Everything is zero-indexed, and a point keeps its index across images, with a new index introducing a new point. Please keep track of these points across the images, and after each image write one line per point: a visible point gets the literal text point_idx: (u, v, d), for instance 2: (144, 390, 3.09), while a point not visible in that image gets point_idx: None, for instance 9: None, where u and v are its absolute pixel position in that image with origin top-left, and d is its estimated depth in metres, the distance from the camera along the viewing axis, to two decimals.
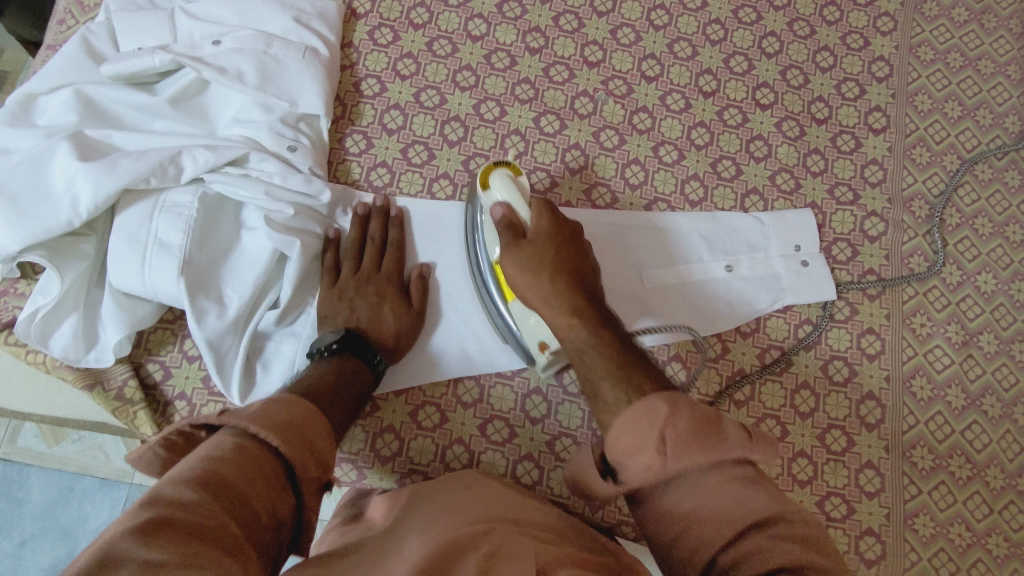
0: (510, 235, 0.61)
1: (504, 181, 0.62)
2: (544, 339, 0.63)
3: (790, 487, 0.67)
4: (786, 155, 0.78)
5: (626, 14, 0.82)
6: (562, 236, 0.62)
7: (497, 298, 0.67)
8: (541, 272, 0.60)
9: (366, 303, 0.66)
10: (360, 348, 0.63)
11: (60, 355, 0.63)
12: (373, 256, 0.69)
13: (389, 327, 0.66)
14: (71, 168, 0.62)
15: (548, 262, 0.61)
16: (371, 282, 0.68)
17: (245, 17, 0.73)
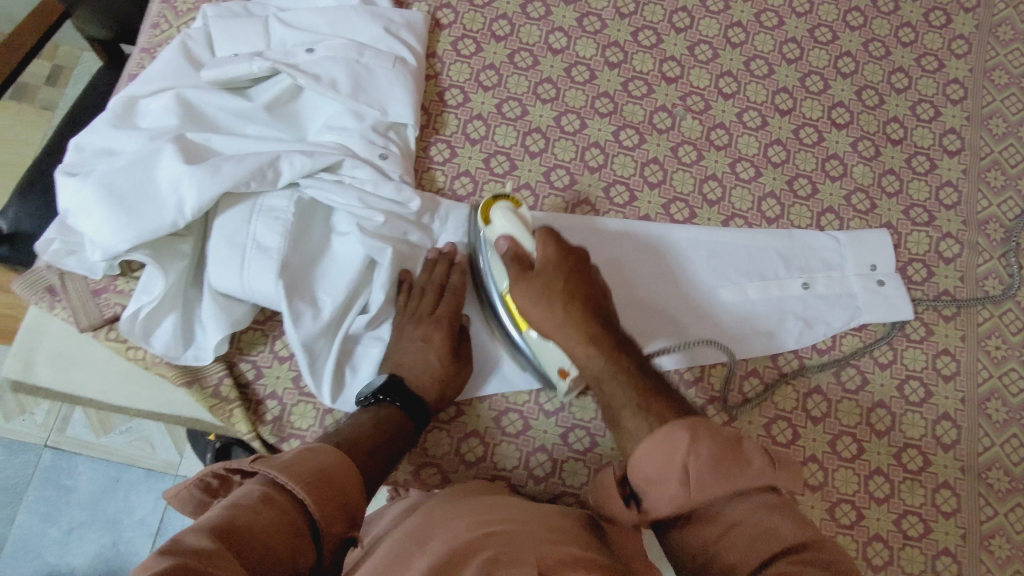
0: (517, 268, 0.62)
1: (506, 215, 0.64)
2: (562, 366, 0.64)
3: (867, 504, 0.68)
4: (862, 175, 0.79)
5: (704, 31, 0.83)
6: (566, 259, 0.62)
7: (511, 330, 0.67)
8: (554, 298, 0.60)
9: (411, 352, 0.66)
10: (407, 394, 0.62)
11: (161, 352, 0.65)
12: (432, 298, 0.68)
13: (434, 376, 0.65)
14: (177, 171, 0.64)
15: (556, 290, 0.60)
16: (419, 325, 0.67)
17: (336, 27, 0.75)
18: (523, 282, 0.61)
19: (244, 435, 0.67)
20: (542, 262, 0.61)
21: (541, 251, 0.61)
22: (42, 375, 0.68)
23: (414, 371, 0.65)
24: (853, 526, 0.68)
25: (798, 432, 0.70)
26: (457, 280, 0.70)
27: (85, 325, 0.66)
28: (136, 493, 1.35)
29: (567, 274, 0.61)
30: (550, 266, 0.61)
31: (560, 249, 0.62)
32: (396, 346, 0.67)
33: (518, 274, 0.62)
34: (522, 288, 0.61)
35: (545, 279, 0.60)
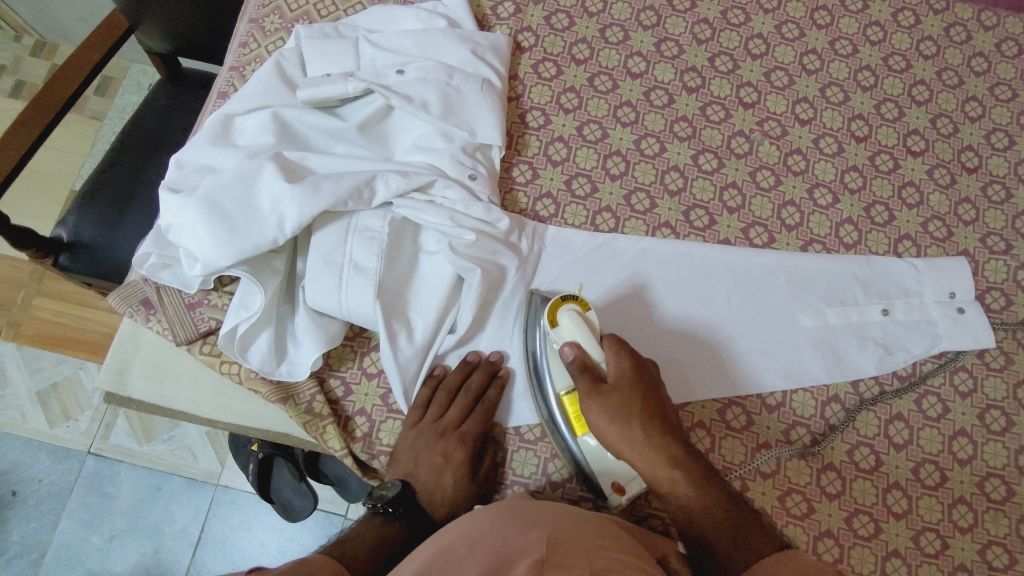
0: (588, 379, 0.62)
1: (572, 315, 0.63)
2: (617, 480, 0.64)
3: (952, 533, 0.69)
4: (938, 203, 0.79)
5: (780, 58, 0.84)
6: (636, 370, 0.63)
7: (565, 432, 0.66)
8: (630, 417, 0.60)
9: (429, 469, 0.66)
10: (414, 510, 0.64)
11: (257, 367, 0.66)
12: (461, 409, 0.68)
13: (444, 495, 0.66)
14: (278, 189, 0.65)
15: (627, 408, 0.60)
16: (441, 440, 0.67)
17: (425, 48, 0.76)
18: (597, 396, 0.61)
19: (335, 451, 0.68)
20: (614, 377, 0.62)
21: (614, 367, 0.62)
22: (135, 388, 0.70)
23: (428, 492, 0.66)
24: (938, 556, 0.68)
25: (880, 459, 0.71)
26: (494, 393, 0.69)
27: (182, 339, 0.68)
28: (177, 502, 1.34)
29: (638, 392, 0.62)
30: (623, 380, 0.62)
31: (631, 363, 0.63)
32: (414, 451, 0.67)
33: (590, 385, 0.62)
34: (595, 401, 0.61)
35: (617, 393, 0.61)
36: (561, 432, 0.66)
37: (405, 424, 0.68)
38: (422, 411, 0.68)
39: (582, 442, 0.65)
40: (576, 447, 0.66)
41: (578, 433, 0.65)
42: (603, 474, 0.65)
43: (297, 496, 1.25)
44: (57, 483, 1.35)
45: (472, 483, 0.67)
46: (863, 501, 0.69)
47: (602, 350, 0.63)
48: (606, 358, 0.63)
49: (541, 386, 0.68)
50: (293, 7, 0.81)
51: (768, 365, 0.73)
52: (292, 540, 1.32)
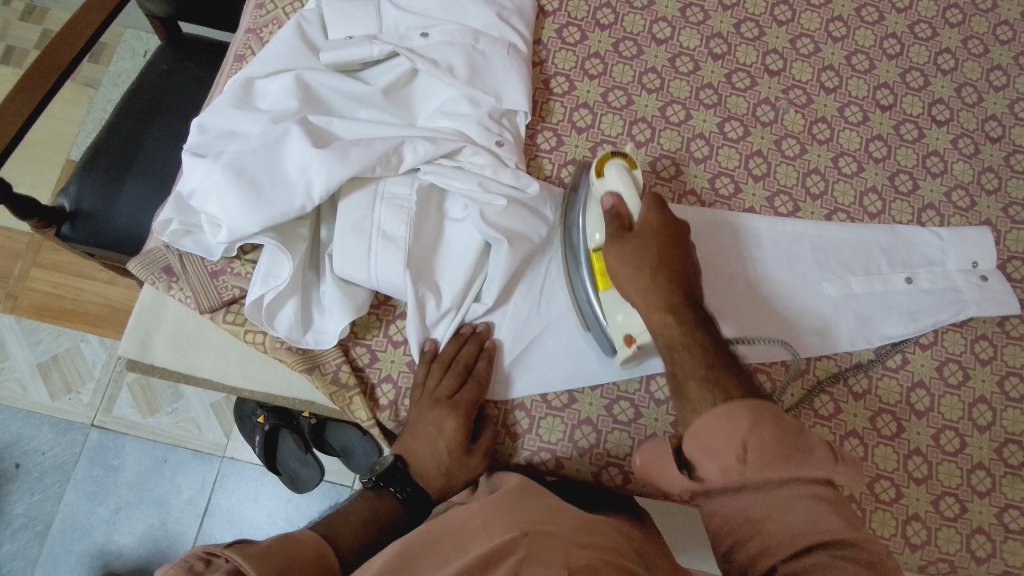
0: (616, 224, 0.62)
1: (620, 169, 0.64)
2: (630, 333, 0.64)
3: (970, 497, 0.70)
4: (962, 172, 0.79)
5: (806, 24, 0.83)
6: (670, 228, 0.61)
7: (590, 291, 0.67)
8: (642, 268, 0.60)
9: (424, 441, 0.65)
10: (404, 482, 0.64)
11: (283, 334, 0.65)
12: (454, 381, 0.66)
13: (437, 470, 0.65)
14: (306, 155, 0.63)
15: (650, 258, 0.60)
16: (434, 410, 0.65)
17: (449, 10, 0.74)
18: (619, 242, 0.61)
19: (362, 422, 0.68)
20: (643, 224, 0.62)
21: (644, 217, 0.62)
22: (159, 355, 0.69)
23: (421, 468, 0.65)
24: (956, 519, 0.69)
25: (902, 426, 0.71)
26: (484, 365, 0.68)
27: (206, 307, 0.66)
28: (184, 473, 1.33)
29: (664, 243, 0.61)
30: (654, 231, 0.61)
31: (663, 218, 0.62)
32: (412, 426, 0.66)
33: (617, 232, 0.62)
34: (616, 244, 0.61)
35: (641, 242, 0.61)
36: (587, 290, 0.67)
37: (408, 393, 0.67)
38: (421, 385, 0.67)
39: (600, 298, 0.66)
40: (588, 278, 0.67)
41: (599, 288, 0.66)
42: (617, 327, 0.65)
43: (302, 466, 1.24)
44: (61, 455, 1.33)
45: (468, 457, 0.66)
46: (884, 466, 0.70)
47: (641, 204, 0.63)
48: (639, 209, 0.62)
49: (576, 266, 0.68)
50: None
51: (802, 327, 0.73)
52: (300, 510, 1.32)
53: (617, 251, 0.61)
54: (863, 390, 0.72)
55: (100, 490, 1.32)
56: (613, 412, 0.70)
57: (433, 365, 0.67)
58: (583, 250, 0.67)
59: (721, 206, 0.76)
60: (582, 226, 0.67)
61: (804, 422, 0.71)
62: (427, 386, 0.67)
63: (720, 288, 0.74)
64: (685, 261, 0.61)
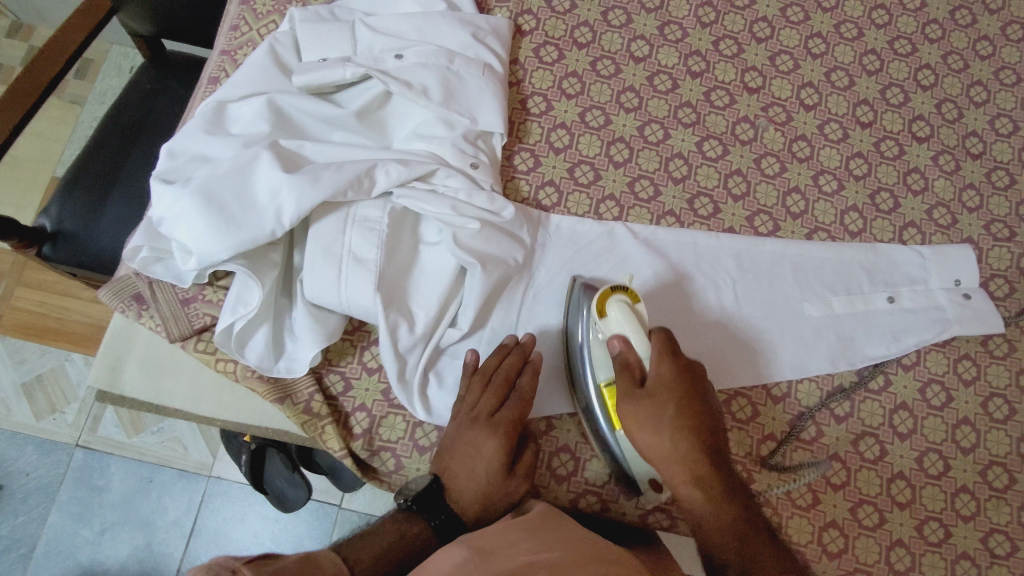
0: (627, 377, 0.60)
1: (623, 308, 0.61)
2: (651, 475, 0.64)
3: (954, 522, 0.69)
4: (943, 189, 0.79)
5: (785, 41, 0.83)
6: (684, 384, 0.59)
7: (604, 426, 0.64)
8: (660, 428, 0.58)
9: (463, 460, 0.63)
10: (433, 505, 0.61)
11: (255, 363, 0.64)
12: (495, 399, 0.64)
13: (475, 488, 0.62)
14: (276, 179, 0.63)
15: (667, 422, 0.58)
16: (472, 428, 0.63)
17: (424, 32, 0.74)
18: (630, 399, 0.59)
19: (334, 452, 0.66)
20: (652, 384, 0.59)
21: (654, 373, 0.59)
22: (128, 383, 0.68)
23: (457, 486, 0.62)
24: (941, 544, 0.68)
25: (885, 449, 0.70)
26: (527, 379, 0.65)
27: (175, 335, 0.65)
28: (170, 494, 1.32)
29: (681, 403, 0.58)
30: (662, 394, 0.59)
31: (675, 368, 0.59)
32: (450, 443, 0.63)
33: (626, 386, 0.60)
34: (627, 404, 0.59)
35: (654, 403, 0.59)
36: (602, 430, 0.65)
37: None
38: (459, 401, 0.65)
39: (618, 438, 0.63)
40: (615, 444, 0.64)
41: (615, 429, 0.63)
42: (640, 470, 0.64)
43: (289, 487, 1.22)
44: (45, 477, 1.31)
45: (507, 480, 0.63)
46: (867, 491, 0.69)
47: (648, 348, 0.60)
48: (648, 359, 0.60)
49: (589, 410, 0.66)
50: None
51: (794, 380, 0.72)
52: (286, 531, 1.30)
53: (632, 416, 0.59)
54: (845, 414, 0.71)
55: (85, 512, 1.30)
56: (591, 439, 0.69)
57: (490, 388, 0.64)
58: (594, 388, 0.65)
59: (713, 299, 0.73)
60: (591, 365, 0.65)
61: (784, 444, 0.70)
62: (466, 400, 0.65)
63: (716, 366, 0.71)
64: (706, 413, 0.59)
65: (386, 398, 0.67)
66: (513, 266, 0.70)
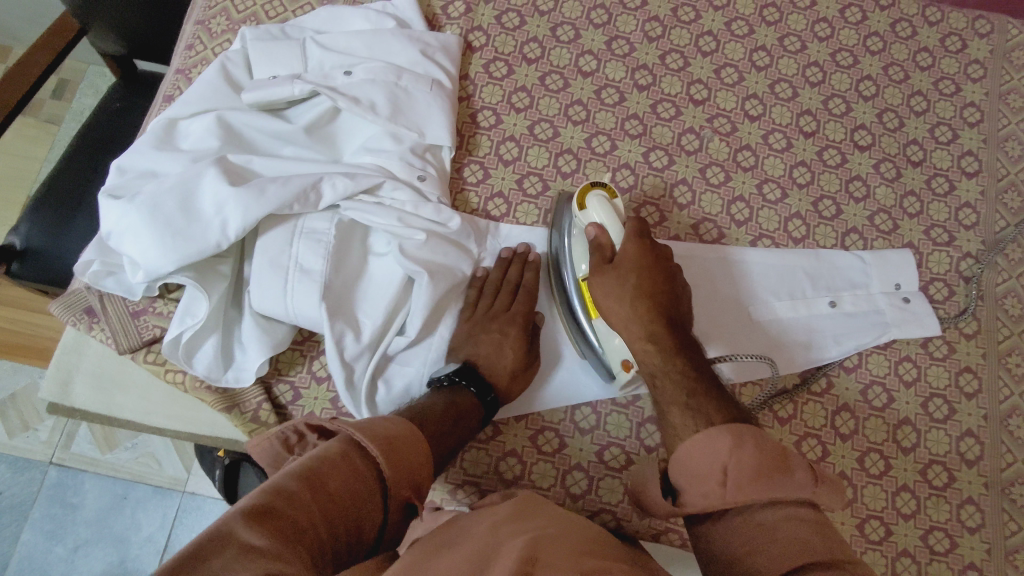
0: (598, 257, 0.68)
1: (600, 204, 0.68)
2: (626, 357, 0.68)
3: (894, 520, 0.70)
4: (884, 196, 0.81)
5: (729, 55, 0.84)
6: (647, 257, 0.67)
7: (582, 316, 0.71)
8: (624, 297, 0.66)
9: (490, 344, 0.69)
10: (477, 380, 0.67)
11: (203, 373, 0.65)
12: (507, 295, 0.72)
13: (508, 364, 0.68)
14: (222, 194, 0.64)
15: (629, 289, 0.66)
16: (494, 321, 0.70)
17: (374, 49, 0.76)
18: (601, 275, 0.67)
19: None
20: (623, 258, 0.67)
21: (625, 249, 0.67)
22: (80, 397, 0.69)
23: (489, 364, 0.68)
24: (881, 542, 0.69)
25: (826, 449, 0.72)
26: (531, 276, 0.73)
27: (125, 347, 0.67)
28: (144, 510, 1.31)
29: (644, 273, 0.66)
30: (633, 266, 0.66)
31: (641, 244, 0.67)
32: (471, 339, 0.70)
33: (598, 263, 0.67)
34: (604, 278, 0.67)
35: (619, 274, 0.66)
36: (581, 320, 0.71)
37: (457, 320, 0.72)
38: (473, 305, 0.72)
39: (594, 326, 0.70)
40: (594, 336, 0.70)
41: (593, 317, 0.70)
42: (614, 353, 0.69)
43: None
44: (18, 496, 1.31)
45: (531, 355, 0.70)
46: None
47: (621, 232, 0.68)
48: (622, 240, 0.67)
49: (570, 306, 0.73)
50: (240, 8, 0.80)
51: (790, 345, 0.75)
52: None
53: (609, 284, 0.66)
54: (787, 417, 0.73)
55: (59, 529, 1.30)
56: (538, 443, 0.70)
57: (500, 291, 0.72)
58: (573, 281, 0.71)
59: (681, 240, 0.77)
60: (569, 260, 0.71)
61: None
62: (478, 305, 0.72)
63: (709, 301, 0.76)
64: (670, 286, 0.66)
65: (336, 405, 0.69)
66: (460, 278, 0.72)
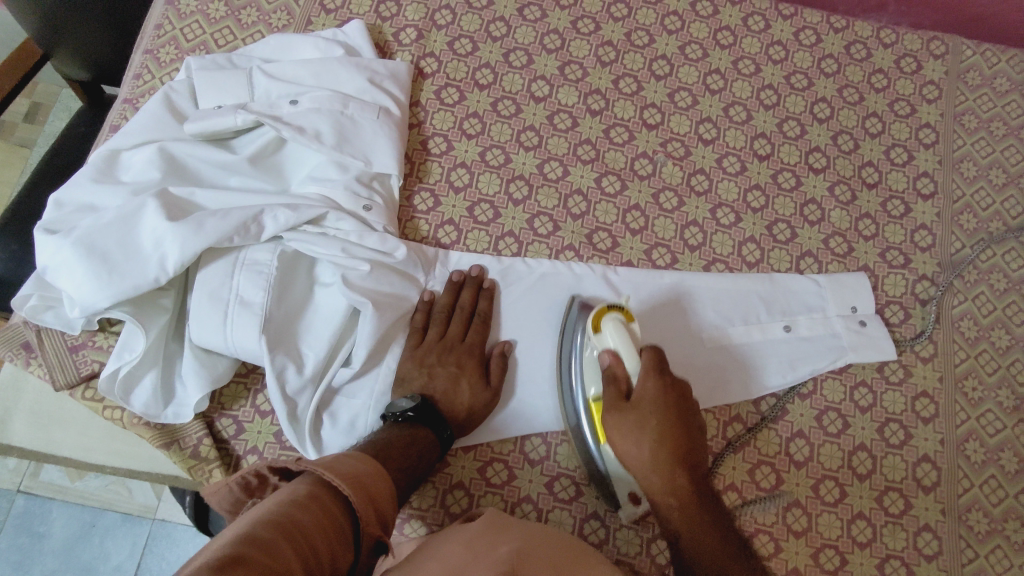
0: (614, 391, 0.63)
1: (617, 326, 0.65)
2: (633, 489, 0.66)
3: (850, 549, 0.69)
4: (839, 219, 0.81)
5: (683, 78, 0.85)
6: (668, 398, 0.62)
7: (590, 442, 0.66)
8: (643, 438, 0.61)
9: (444, 377, 0.68)
10: (433, 420, 0.65)
11: (140, 410, 0.64)
12: (461, 324, 0.71)
13: (463, 400, 0.68)
14: (160, 227, 0.63)
15: (649, 432, 0.61)
16: (451, 352, 0.70)
17: (321, 77, 0.75)
18: (617, 413, 0.62)
19: None
20: (641, 396, 0.62)
21: (643, 387, 0.62)
22: (18, 434, 0.69)
23: (444, 399, 0.67)
24: (837, 571, 0.68)
25: (781, 477, 0.71)
26: (485, 304, 0.72)
27: (61, 383, 0.65)
28: (112, 538, 1.26)
29: (668, 418, 0.62)
30: (655, 404, 0.62)
31: (662, 384, 0.62)
32: (424, 371, 0.69)
33: (615, 399, 0.63)
34: (618, 416, 0.62)
35: (638, 413, 0.62)
36: (586, 441, 0.67)
37: (405, 349, 0.70)
38: (421, 333, 0.71)
39: (602, 450, 0.66)
40: (600, 460, 0.66)
41: (600, 442, 0.66)
42: (621, 483, 0.66)
43: None
44: None
45: (488, 388, 0.69)
46: (764, 520, 0.69)
47: (638, 362, 0.63)
48: (640, 371, 0.63)
49: (574, 421, 0.68)
50: (188, 36, 0.80)
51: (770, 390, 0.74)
52: None
53: (625, 426, 0.62)
54: (739, 444, 0.72)
55: (24, 561, 1.25)
56: (486, 475, 0.69)
57: (455, 321, 0.71)
58: (582, 402, 0.67)
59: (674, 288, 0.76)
60: (579, 377, 0.67)
61: None
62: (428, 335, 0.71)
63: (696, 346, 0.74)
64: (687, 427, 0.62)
65: (279, 439, 0.67)
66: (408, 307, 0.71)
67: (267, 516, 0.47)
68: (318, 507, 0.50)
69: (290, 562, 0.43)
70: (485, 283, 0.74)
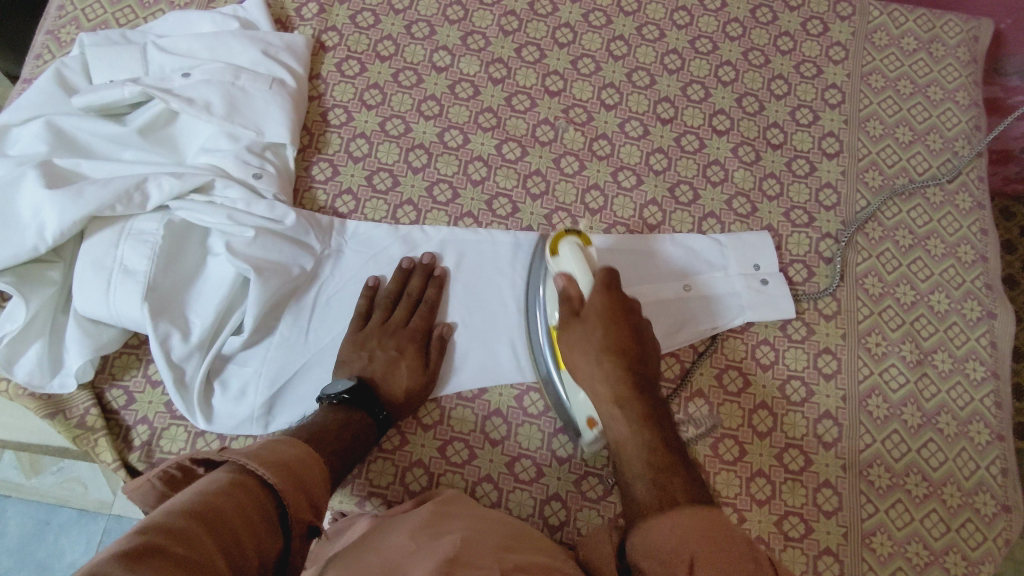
0: (567, 309, 0.65)
1: (574, 249, 0.65)
2: (591, 415, 0.65)
3: (748, 506, 0.68)
4: (742, 179, 0.80)
5: (587, 45, 0.85)
6: (617, 309, 0.64)
7: (551, 367, 0.68)
8: (591, 352, 0.63)
9: (384, 360, 0.68)
10: (369, 403, 0.65)
11: (24, 380, 0.64)
12: (405, 309, 0.71)
13: (401, 382, 0.67)
14: (38, 197, 0.64)
15: (596, 341, 0.63)
16: (392, 335, 0.69)
17: (214, 50, 0.76)
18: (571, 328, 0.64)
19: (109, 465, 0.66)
20: (591, 311, 0.64)
21: (596, 300, 0.64)
22: None
23: (383, 381, 0.67)
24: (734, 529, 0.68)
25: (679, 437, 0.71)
26: (432, 290, 0.72)
27: None
28: (66, 535, 1.14)
29: (614, 330, 0.63)
30: (600, 318, 0.63)
31: (608, 298, 0.64)
32: (365, 354, 0.68)
33: (566, 317, 0.65)
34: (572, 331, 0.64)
35: (586, 326, 0.64)
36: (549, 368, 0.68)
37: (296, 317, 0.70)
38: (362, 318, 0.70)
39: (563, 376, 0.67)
40: (561, 385, 0.68)
41: (561, 368, 0.67)
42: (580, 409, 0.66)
43: None
44: None
45: (426, 371, 0.68)
46: None
47: (591, 282, 0.65)
48: (592, 289, 0.64)
49: (539, 350, 0.70)
50: (90, 16, 0.81)
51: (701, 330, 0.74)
52: None
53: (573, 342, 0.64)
54: None
55: None
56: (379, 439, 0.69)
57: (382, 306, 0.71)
58: (544, 330, 0.69)
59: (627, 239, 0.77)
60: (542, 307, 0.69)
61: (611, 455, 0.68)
62: (375, 319, 0.70)
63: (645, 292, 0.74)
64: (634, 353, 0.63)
65: (168, 408, 0.68)
66: (300, 274, 0.70)
67: (183, 504, 0.43)
68: (240, 495, 0.46)
69: (211, 554, 0.40)
70: (436, 269, 0.73)
